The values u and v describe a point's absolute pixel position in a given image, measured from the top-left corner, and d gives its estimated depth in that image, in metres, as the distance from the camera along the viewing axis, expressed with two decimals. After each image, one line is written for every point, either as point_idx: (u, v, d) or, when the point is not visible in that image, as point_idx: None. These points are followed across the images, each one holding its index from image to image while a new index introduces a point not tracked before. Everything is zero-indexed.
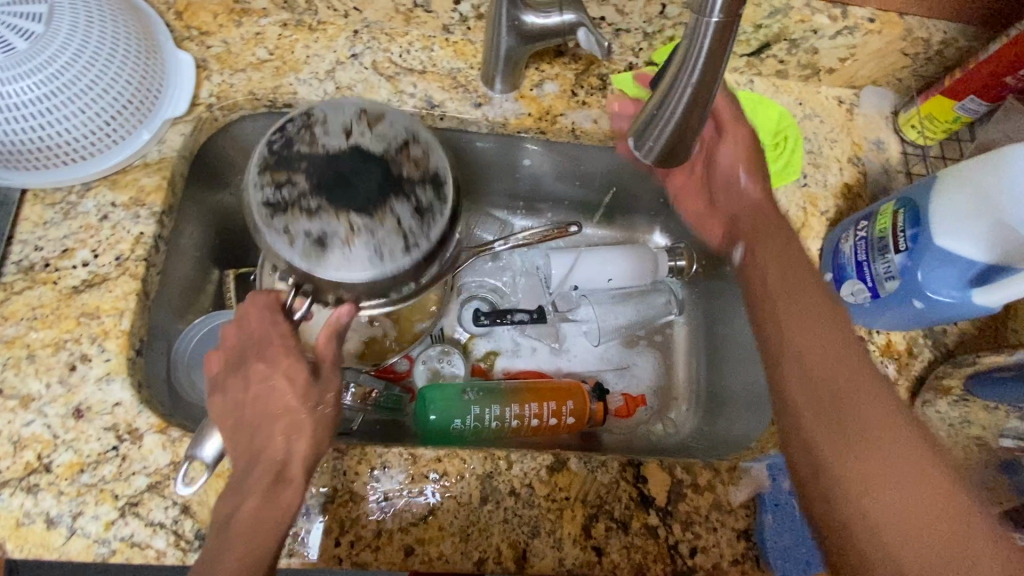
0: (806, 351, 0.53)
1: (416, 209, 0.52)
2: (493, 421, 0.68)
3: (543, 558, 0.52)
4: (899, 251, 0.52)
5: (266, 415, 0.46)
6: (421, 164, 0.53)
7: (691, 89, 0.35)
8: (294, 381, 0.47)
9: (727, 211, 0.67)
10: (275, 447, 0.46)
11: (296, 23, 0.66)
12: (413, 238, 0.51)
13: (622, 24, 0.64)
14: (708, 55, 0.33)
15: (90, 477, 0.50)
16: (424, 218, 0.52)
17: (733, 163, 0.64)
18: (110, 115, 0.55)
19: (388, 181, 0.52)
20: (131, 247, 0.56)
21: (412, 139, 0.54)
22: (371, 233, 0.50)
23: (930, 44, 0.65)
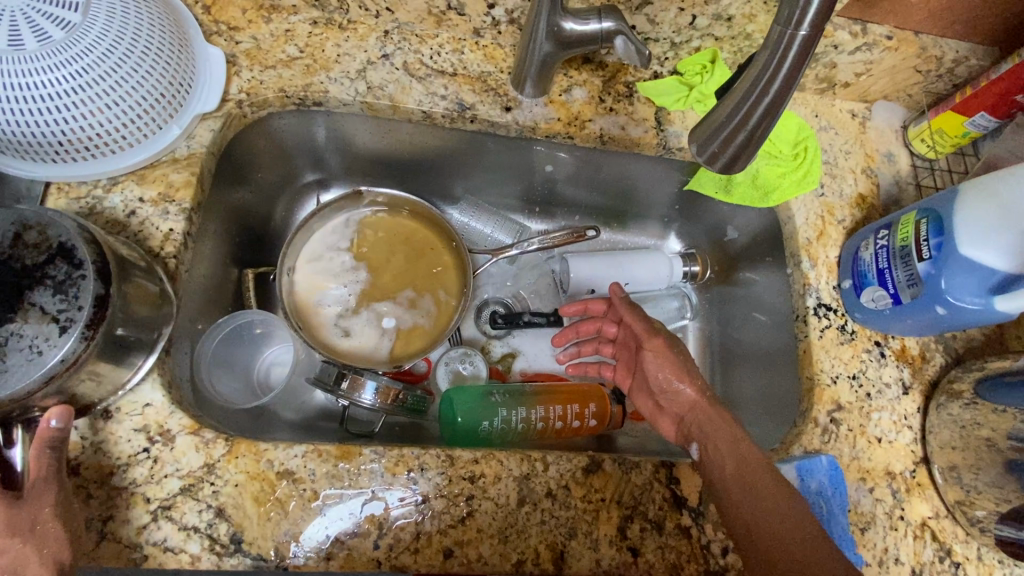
0: (732, 458, 0.54)
1: (56, 290, 0.45)
2: (519, 423, 0.68)
3: (580, 559, 0.52)
4: (923, 259, 0.55)
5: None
6: (48, 243, 0.46)
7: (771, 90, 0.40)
8: (49, 502, 0.43)
9: (671, 412, 0.62)
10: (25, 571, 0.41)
11: (326, 21, 0.65)
12: (61, 316, 0.44)
13: (651, 32, 0.65)
14: (793, 59, 0.38)
15: (121, 479, 0.48)
16: (65, 295, 0.45)
17: (666, 374, 0.62)
18: (143, 109, 0.54)
19: (15, 277, 0.45)
20: (161, 244, 0.55)
21: (26, 225, 0.47)
22: (16, 340, 0.43)
23: (941, 62, 0.68)
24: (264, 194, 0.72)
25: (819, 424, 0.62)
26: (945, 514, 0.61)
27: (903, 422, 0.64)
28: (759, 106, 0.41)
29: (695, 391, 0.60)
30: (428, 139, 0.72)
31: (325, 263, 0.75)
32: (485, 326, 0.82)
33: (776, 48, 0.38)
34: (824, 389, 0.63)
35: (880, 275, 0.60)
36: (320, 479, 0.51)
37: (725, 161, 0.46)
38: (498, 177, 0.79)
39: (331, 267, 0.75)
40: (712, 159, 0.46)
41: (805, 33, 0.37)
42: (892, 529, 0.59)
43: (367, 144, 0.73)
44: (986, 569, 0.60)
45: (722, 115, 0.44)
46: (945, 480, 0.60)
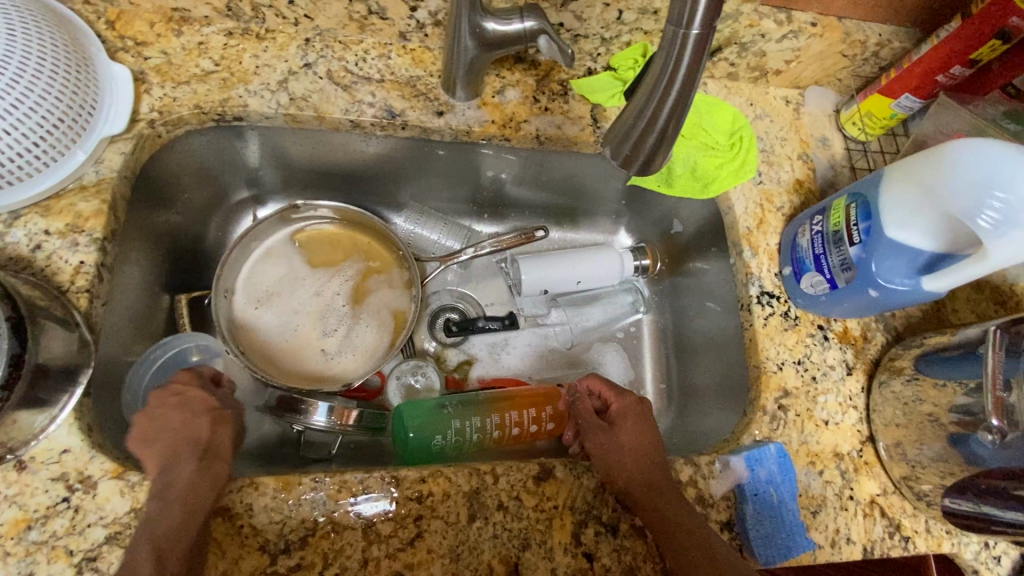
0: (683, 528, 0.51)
1: None
2: (474, 433, 0.66)
3: (534, 569, 0.52)
4: (854, 244, 0.56)
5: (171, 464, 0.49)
6: None
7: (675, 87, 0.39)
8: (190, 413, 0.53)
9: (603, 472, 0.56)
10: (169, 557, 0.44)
11: (242, 31, 0.62)
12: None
13: (580, 29, 0.64)
14: (691, 59, 0.38)
15: (39, 534, 0.45)
16: None
17: (633, 441, 0.58)
18: (42, 134, 0.51)
19: None
20: (71, 278, 0.51)
21: None
22: None
23: (866, 46, 0.69)
24: (193, 215, 0.69)
25: (767, 412, 0.62)
26: (893, 490, 0.62)
27: (849, 403, 0.65)
28: (666, 106, 0.41)
29: (639, 457, 0.56)
30: (361, 148, 0.70)
31: (280, 290, 0.72)
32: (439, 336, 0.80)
33: (672, 48, 0.38)
34: (771, 376, 0.64)
35: (817, 261, 0.61)
36: (259, 513, 0.49)
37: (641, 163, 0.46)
38: (439, 182, 0.77)
39: (286, 291, 0.72)
40: (629, 159, 0.47)
41: (700, 32, 0.36)
42: (842, 510, 0.60)
43: (299, 156, 0.70)
44: (935, 541, 0.61)
45: (628, 120, 0.44)
46: (890, 456, 0.62)
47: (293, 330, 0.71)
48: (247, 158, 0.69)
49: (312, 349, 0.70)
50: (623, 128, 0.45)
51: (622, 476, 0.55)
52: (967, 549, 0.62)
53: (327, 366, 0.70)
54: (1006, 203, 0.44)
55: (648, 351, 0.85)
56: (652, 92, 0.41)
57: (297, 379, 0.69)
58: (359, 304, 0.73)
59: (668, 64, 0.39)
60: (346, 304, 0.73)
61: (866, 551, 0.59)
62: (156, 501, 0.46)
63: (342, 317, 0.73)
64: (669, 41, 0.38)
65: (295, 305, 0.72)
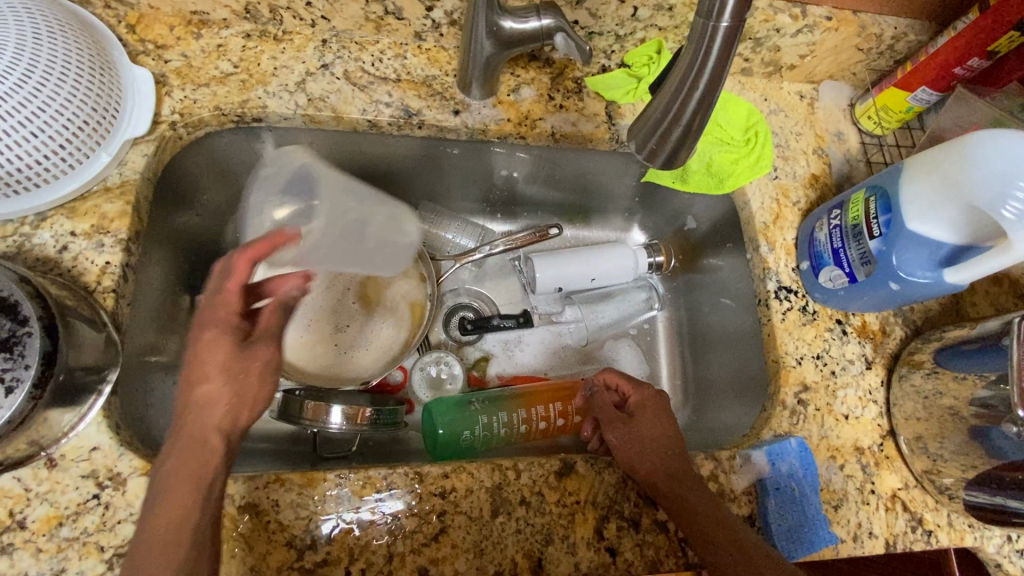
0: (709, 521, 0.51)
1: None
2: (502, 428, 0.66)
3: (558, 564, 0.52)
4: (874, 237, 0.56)
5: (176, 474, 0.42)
6: None
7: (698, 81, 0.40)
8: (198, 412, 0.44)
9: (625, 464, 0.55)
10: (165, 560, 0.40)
11: (260, 33, 0.63)
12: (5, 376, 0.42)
13: (595, 26, 0.65)
14: (713, 54, 0.38)
15: (71, 530, 0.46)
16: (10, 353, 0.43)
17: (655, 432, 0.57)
18: (67, 138, 0.51)
19: None
20: (97, 278, 0.52)
21: None
22: None
23: (882, 39, 0.69)
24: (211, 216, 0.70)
25: (787, 407, 0.62)
26: (914, 484, 0.62)
27: (868, 397, 0.64)
28: (691, 99, 0.41)
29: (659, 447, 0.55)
30: (377, 148, 0.70)
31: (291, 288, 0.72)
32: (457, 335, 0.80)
33: (700, 42, 0.38)
34: (790, 371, 0.63)
35: (836, 255, 0.61)
36: (285, 509, 0.49)
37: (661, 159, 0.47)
38: (454, 181, 0.77)
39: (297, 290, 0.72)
40: (651, 153, 0.47)
41: (726, 25, 0.36)
42: (864, 504, 0.60)
43: (316, 156, 0.71)
44: (958, 535, 0.61)
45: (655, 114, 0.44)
46: (911, 450, 0.61)
47: (306, 328, 0.70)
48: (265, 160, 0.69)
49: (328, 346, 0.71)
50: (645, 122, 0.46)
51: (645, 468, 0.54)
52: (990, 542, 0.61)
53: (347, 363, 0.71)
54: None
55: (664, 347, 0.84)
56: (678, 85, 0.41)
57: (313, 377, 0.69)
58: (376, 300, 0.74)
59: (696, 58, 0.39)
60: (363, 301, 0.73)
61: (889, 545, 0.59)
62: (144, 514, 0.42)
63: (361, 313, 0.73)
64: (693, 35, 0.38)
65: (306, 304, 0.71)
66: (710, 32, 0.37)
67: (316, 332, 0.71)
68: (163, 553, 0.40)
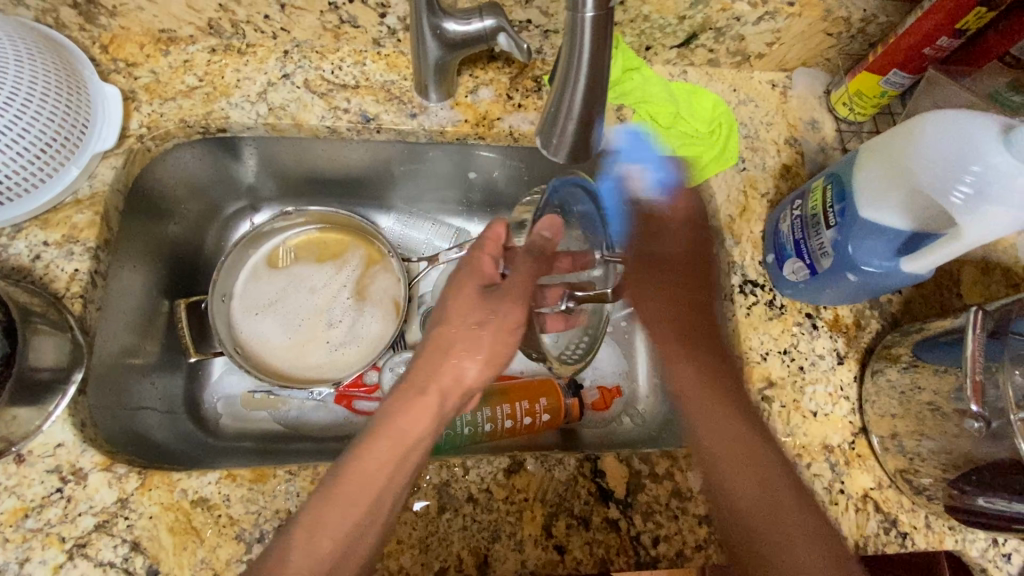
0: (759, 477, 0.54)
1: None
2: (465, 427, 0.67)
3: (504, 561, 0.52)
4: (830, 227, 0.54)
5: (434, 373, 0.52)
6: None
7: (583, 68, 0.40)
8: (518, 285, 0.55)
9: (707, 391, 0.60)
10: (369, 535, 0.47)
11: (225, 47, 0.66)
12: None
13: (549, 25, 0.65)
14: (593, 39, 0.38)
15: (35, 521, 0.48)
16: None
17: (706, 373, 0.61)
18: (35, 153, 0.55)
19: None
20: (67, 284, 0.55)
21: None
22: None
23: (851, 23, 0.67)
24: (191, 224, 0.73)
25: (750, 404, 0.60)
26: (889, 484, 0.59)
27: (840, 393, 0.62)
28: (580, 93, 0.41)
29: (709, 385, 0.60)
30: (346, 154, 0.72)
31: (280, 293, 0.76)
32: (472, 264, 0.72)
33: (574, 33, 0.38)
34: (754, 367, 0.62)
35: (797, 247, 0.59)
36: (235, 504, 0.51)
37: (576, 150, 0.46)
38: (429, 184, 0.78)
39: (285, 294, 0.76)
40: (557, 149, 0.47)
41: (594, 13, 0.36)
42: (832, 504, 0.58)
43: (287, 164, 0.73)
44: (937, 537, 0.58)
45: (552, 107, 0.45)
46: (885, 449, 0.59)
47: (296, 331, 0.74)
48: (240, 170, 0.72)
49: (309, 346, 0.73)
50: (551, 116, 0.45)
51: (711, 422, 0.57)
52: (973, 546, 0.58)
53: (327, 363, 0.73)
54: (981, 174, 0.42)
55: (643, 344, 0.82)
56: (568, 80, 0.41)
57: (294, 378, 0.72)
58: (354, 299, 0.76)
59: (575, 49, 0.39)
60: (344, 300, 0.76)
61: (859, 547, 0.57)
62: (392, 418, 0.50)
63: (342, 312, 0.75)
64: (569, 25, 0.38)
65: (295, 306, 0.75)
66: (581, 24, 0.37)
67: (305, 334, 0.74)
68: (387, 470, 0.48)
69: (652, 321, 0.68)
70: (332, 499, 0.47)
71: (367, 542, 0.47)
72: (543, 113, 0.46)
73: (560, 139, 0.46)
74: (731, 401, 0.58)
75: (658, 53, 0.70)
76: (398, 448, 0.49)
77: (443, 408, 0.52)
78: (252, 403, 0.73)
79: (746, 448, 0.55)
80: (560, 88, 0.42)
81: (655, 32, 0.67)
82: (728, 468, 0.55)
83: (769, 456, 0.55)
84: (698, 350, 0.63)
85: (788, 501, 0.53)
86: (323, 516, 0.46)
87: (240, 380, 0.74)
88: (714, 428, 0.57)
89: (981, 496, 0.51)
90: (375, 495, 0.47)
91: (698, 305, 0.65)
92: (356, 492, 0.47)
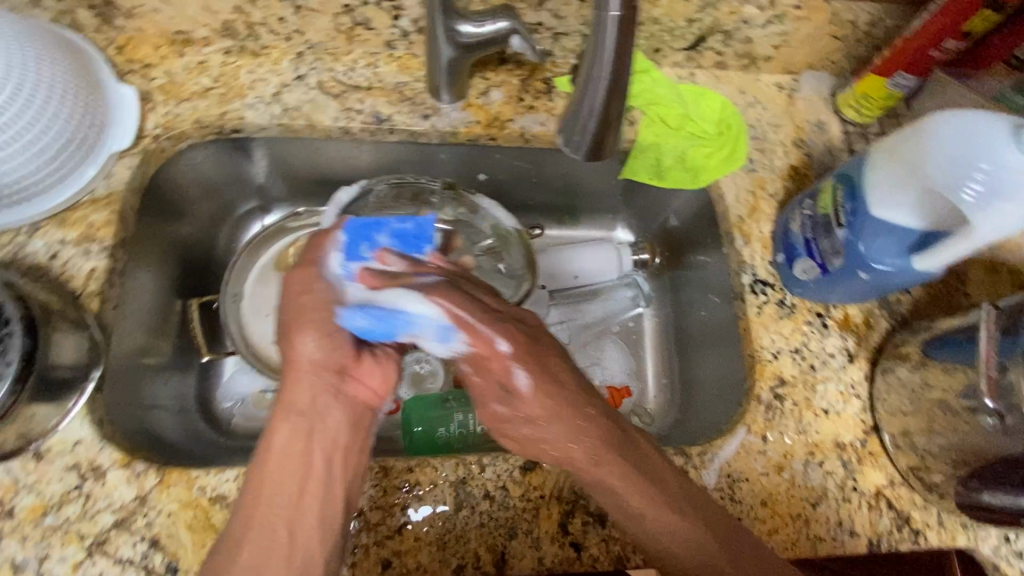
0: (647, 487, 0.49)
1: None
2: (478, 425, 0.67)
3: (521, 558, 0.52)
4: (841, 226, 0.54)
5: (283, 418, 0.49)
6: None
7: (607, 65, 0.41)
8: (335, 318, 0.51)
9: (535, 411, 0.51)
10: (307, 519, 0.46)
11: (239, 49, 0.66)
12: None
13: (560, 27, 0.65)
14: (618, 35, 0.40)
15: (55, 519, 0.49)
16: None
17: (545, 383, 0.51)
18: (53, 153, 0.55)
19: None
20: (84, 283, 0.56)
21: None
22: None
23: (857, 26, 0.68)
24: (203, 225, 0.73)
25: (762, 402, 0.61)
26: (901, 481, 0.60)
27: (851, 392, 0.63)
28: (600, 90, 0.43)
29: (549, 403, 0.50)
30: (358, 155, 0.72)
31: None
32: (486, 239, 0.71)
33: (600, 29, 0.40)
34: (766, 365, 0.62)
35: (808, 247, 0.60)
36: None
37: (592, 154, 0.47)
38: None
39: None
40: (578, 148, 0.47)
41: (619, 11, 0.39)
42: (845, 502, 0.58)
43: (299, 165, 0.73)
44: (949, 535, 0.58)
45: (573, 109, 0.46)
46: (897, 446, 0.59)
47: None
48: (251, 171, 0.72)
49: None
50: (569, 118, 0.46)
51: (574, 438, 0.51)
52: (985, 543, 0.58)
53: None
54: (990, 173, 0.43)
55: (650, 346, 0.82)
56: (588, 81, 0.43)
57: None
58: None
59: (600, 45, 0.41)
60: None
61: (872, 545, 0.57)
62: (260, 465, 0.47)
63: None
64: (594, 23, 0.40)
65: None
66: (607, 20, 0.39)
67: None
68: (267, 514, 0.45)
69: (531, 412, 0.50)
70: (249, 509, 0.45)
71: (310, 523, 0.46)
72: (561, 116, 0.47)
73: (579, 141, 0.47)
74: (653, 481, 0.49)
75: (667, 56, 0.71)
76: (277, 487, 0.46)
77: (324, 379, 0.50)
78: (263, 403, 0.73)
79: (676, 508, 0.48)
80: (580, 88, 0.44)
81: (664, 35, 0.68)
82: (650, 525, 0.48)
83: (686, 506, 0.48)
84: (576, 444, 0.50)
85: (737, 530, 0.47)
86: (248, 527, 0.44)
87: (250, 380, 0.74)
88: (626, 484, 0.49)
89: (987, 490, 0.52)
90: (292, 493, 0.46)
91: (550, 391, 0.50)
92: (275, 485, 0.46)
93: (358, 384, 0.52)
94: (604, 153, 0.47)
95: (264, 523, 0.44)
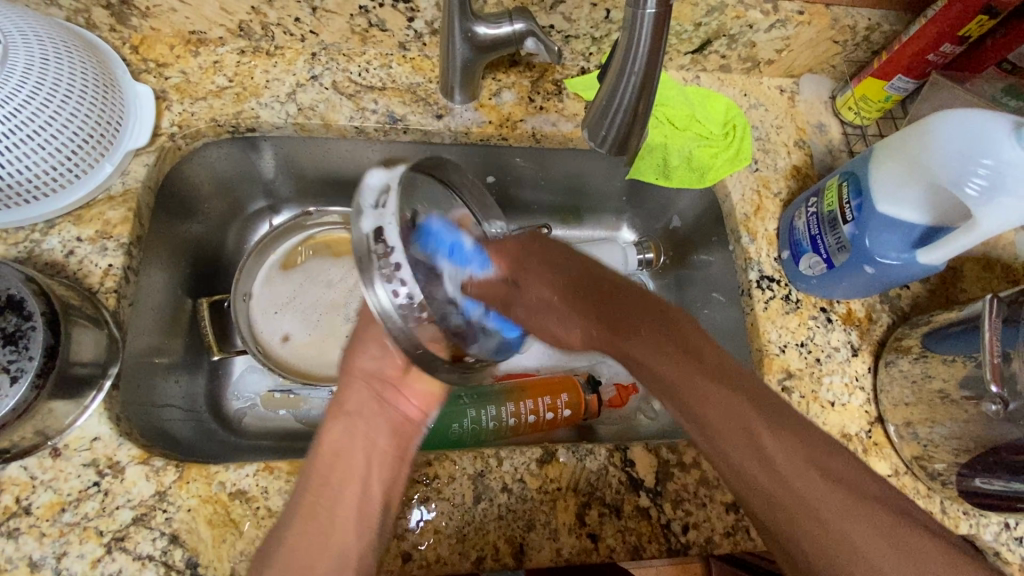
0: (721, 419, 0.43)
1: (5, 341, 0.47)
2: (490, 422, 0.67)
3: (540, 550, 0.53)
4: (848, 222, 0.56)
5: (341, 448, 0.50)
6: None
7: (640, 64, 0.44)
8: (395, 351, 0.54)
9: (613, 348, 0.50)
10: (348, 526, 0.46)
11: (253, 49, 0.67)
12: (12, 366, 0.46)
13: (570, 30, 0.67)
14: (652, 36, 0.42)
15: (72, 515, 0.48)
16: (16, 346, 0.47)
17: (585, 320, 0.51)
18: (72, 150, 0.56)
19: None
20: (100, 280, 0.56)
21: None
22: None
23: (856, 31, 0.70)
24: (213, 224, 0.73)
25: (771, 395, 0.62)
26: (905, 471, 0.61)
27: (855, 384, 0.64)
28: (631, 90, 0.47)
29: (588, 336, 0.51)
30: (369, 155, 0.72)
31: (300, 292, 0.76)
32: (390, 248, 0.43)
33: (633, 29, 0.42)
34: (773, 359, 0.64)
35: (814, 243, 0.62)
36: (274, 496, 0.51)
37: (621, 143, 0.52)
38: None
39: (308, 293, 0.76)
40: (605, 140, 0.53)
41: (655, 10, 0.40)
42: None
43: (308, 165, 0.73)
44: (952, 522, 0.60)
45: (604, 100, 0.49)
46: (900, 437, 0.61)
47: (316, 326, 0.75)
48: (261, 170, 0.72)
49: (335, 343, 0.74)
50: (599, 113, 0.51)
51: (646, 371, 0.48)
52: (987, 530, 0.60)
53: None
54: (993, 168, 0.45)
55: None
56: (621, 82, 0.46)
57: (319, 378, 0.72)
58: None
59: (632, 45, 0.43)
60: None
61: None
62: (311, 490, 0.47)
63: None
64: (628, 21, 0.42)
65: (319, 305, 0.76)
66: (642, 19, 0.41)
67: (326, 330, 0.75)
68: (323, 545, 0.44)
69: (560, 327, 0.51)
70: (300, 510, 0.45)
71: (351, 529, 0.46)
72: (592, 107, 0.51)
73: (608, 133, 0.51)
74: (718, 372, 0.45)
75: (673, 58, 0.73)
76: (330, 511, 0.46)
77: (372, 387, 0.53)
78: (273, 402, 0.72)
79: (730, 402, 0.43)
80: (611, 87, 0.48)
81: (671, 38, 0.70)
82: (728, 443, 0.43)
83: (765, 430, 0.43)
84: (632, 341, 0.48)
85: (835, 461, 0.41)
86: (302, 519, 0.45)
87: (259, 379, 0.74)
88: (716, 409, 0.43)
89: (978, 477, 0.55)
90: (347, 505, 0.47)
91: (556, 306, 0.50)
92: (321, 497, 0.46)
93: (400, 396, 0.53)
94: (628, 148, 0.53)
95: (315, 552, 0.43)
